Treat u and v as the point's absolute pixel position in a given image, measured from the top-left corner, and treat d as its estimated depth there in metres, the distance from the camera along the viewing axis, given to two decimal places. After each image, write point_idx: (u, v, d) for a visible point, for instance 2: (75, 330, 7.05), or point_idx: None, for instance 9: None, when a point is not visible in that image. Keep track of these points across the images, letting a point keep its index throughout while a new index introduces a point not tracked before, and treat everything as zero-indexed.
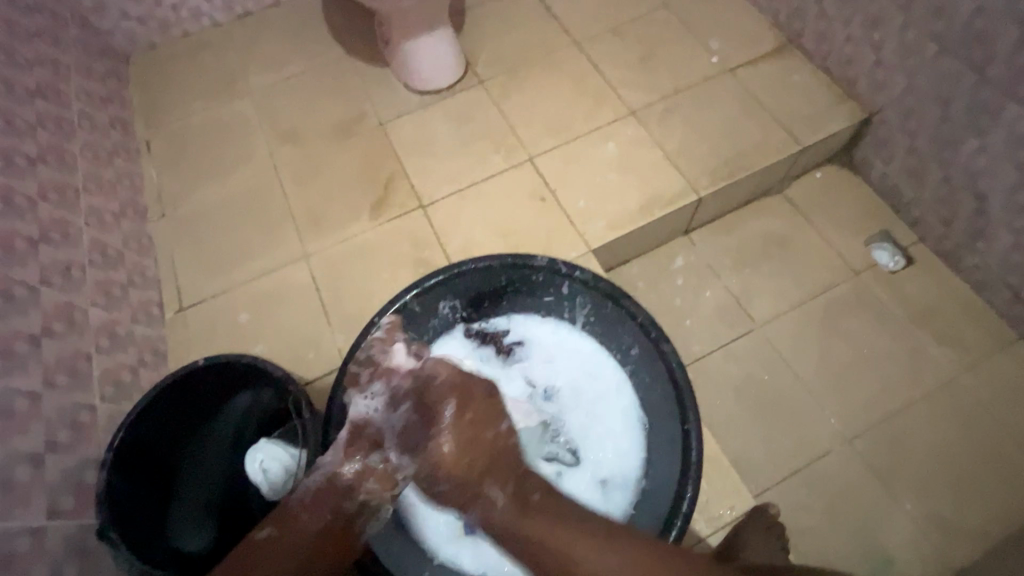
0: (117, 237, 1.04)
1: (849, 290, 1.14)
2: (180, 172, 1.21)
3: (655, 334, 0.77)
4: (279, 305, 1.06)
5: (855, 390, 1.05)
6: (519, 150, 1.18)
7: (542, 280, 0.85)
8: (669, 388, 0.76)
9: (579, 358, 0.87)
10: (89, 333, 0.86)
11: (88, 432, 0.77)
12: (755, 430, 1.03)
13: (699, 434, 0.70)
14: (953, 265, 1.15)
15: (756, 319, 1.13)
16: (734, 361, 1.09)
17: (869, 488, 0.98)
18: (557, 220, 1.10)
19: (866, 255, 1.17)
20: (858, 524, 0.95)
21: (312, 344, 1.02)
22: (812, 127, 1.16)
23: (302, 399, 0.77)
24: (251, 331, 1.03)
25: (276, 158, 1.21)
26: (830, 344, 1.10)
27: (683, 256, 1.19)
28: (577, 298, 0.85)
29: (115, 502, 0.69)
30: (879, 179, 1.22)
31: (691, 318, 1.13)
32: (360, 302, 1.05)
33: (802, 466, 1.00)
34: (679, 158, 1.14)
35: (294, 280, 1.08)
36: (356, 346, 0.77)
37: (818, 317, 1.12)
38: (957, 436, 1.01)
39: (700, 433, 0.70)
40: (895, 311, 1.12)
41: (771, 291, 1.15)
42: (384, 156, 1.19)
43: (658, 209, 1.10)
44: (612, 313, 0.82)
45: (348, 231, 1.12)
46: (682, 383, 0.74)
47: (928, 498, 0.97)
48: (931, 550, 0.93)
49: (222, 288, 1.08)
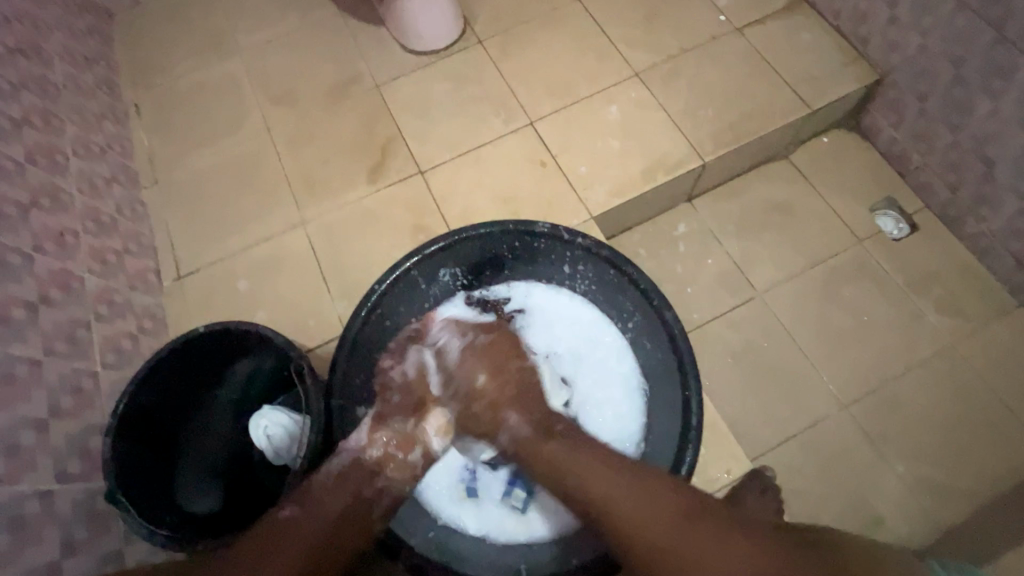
0: (110, 203, 1.02)
1: (850, 257, 1.14)
2: (171, 137, 1.17)
3: (657, 300, 0.75)
4: (277, 272, 1.05)
5: (854, 356, 1.06)
6: (519, 114, 1.14)
7: (544, 246, 0.83)
8: (671, 354, 0.75)
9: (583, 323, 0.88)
10: (87, 301, 0.85)
11: (90, 398, 0.77)
12: (754, 397, 1.04)
13: (700, 401, 0.70)
14: (956, 232, 1.14)
15: (756, 286, 1.12)
16: (734, 328, 1.09)
17: (865, 451, 0.99)
18: (559, 186, 1.07)
19: (870, 222, 1.16)
20: (852, 485, 0.97)
21: (312, 310, 1.01)
22: (821, 89, 1.13)
23: (304, 365, 0.75)
24: (250, 298, 1.03)
25: (269, 122, 1.17)
26: (830, 311, 1.10)
27: (685, 223, 1.18)
28: (579, 265, 0.83)
29: (123, 466, 0.69)
30: (887, 144, 1.19)
31: (691, 286, 1.13)
32: (359, 269, 1.04)
33: (798, 430, 1.01)
34: (684, 122, 1.11)
35: (293, 247, 1.07)
36: (357, 314, 0.76)
37: (819, 284, 1.12)
38: (952, 400, 1.02)
39: (700, 398, 0.70)
40: (896, 278, 1.12)
41: (772, 258, 1.14)
42: (380, 119, 1.16)
43: (661, 175, 1.08)
44: (614, 280, 0.80)
45: (346, 197, 1.10)
46: (684, 353, 0.73)
47: (920, 462, 0.98)
48: (920, 511, 0.95)
49: (218, 255, 1.07)
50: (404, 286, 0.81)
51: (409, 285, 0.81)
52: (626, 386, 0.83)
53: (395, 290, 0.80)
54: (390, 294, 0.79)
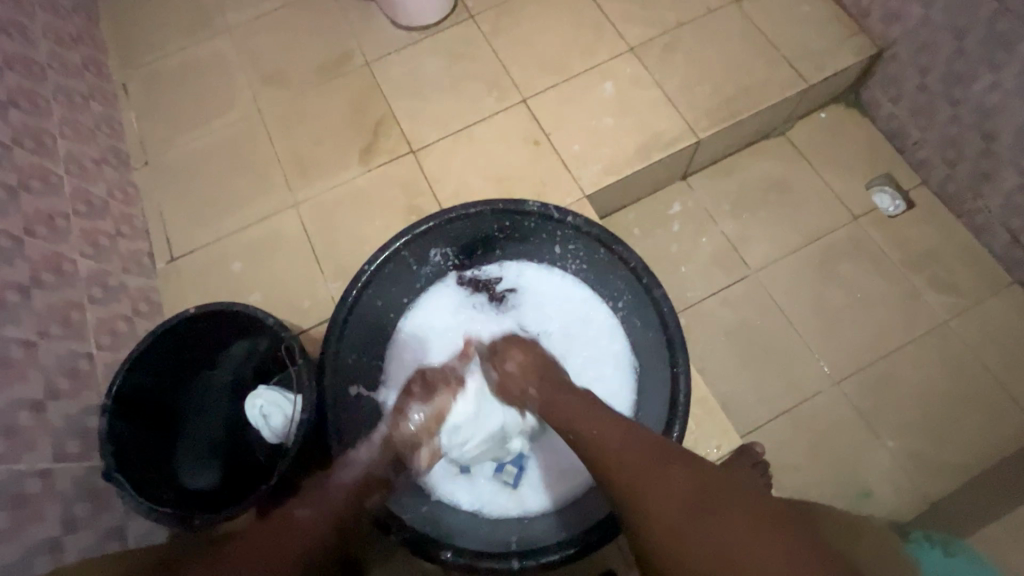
0: (101, 186, 1.01)
1: (846, 235, 1.13)
2: (161, 118, 1.16)
3: (647, 279, 0.75)
4: (271, 254, 1.05)
5: (848, 334, 1.07)
6: (513, 91, 1.13)
7: (535, 226, 0.83)
8: (659, 332, 0.75)
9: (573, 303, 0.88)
10: (81, 283, 0.85)
11: (87, 380, 0.78)
12: (746, 374, 1.05)
13: (688, 378, 0.70)
14: (953, 209, 1.13)
15: (751, 265, 1.12)
16: (728, 307, 1.09)
17: (855, 427, 1.00)
18: (552, 165, 1.07)
19: (866, 199, 1.15)
20: (841, 460, 0.98)
21: (306, 292, 1.02)
22: (820, 63, 1.11)
23: (295, 346, 0.76)
24: (244, 280, 1.03)
25: (260, 102, 1.16)
26: (824, 289, 1.10)
27: (680, 202, 1.17)
28: (570, 244, 0.83)
29: (120, 444, 0.71)
30: (886, 120, 1.17)
31: (686, 265, 1.13)
32: (352, 250, 1.04)
33: (789, 407, 1.02)
34: (679, 99, 1.10)
35: (286, 229, 1.06)
36: (347, 294, 0.75)
37: (814, 262, 1.12)
38: (944, 376, 1.03)
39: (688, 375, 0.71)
40: (891, 256, 1.11)
41: (767, 236, 1.14)
42: (372, 97, 1.14)
43: (655, 152, 1.07)
44: (605, 259, 0.80)
45: (338, 177, 1.09)
46: (673, 330, 0.73)
47: (909, 437, 0.99)
48: (908, 485, 0.97)
49: (212, 238, 1.07)
50: (395, 266, 0.81)
51: (400, 265, 0.81)
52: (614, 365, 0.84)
53: (385, 270, 0.80)
54: (381, 274, 0.79)
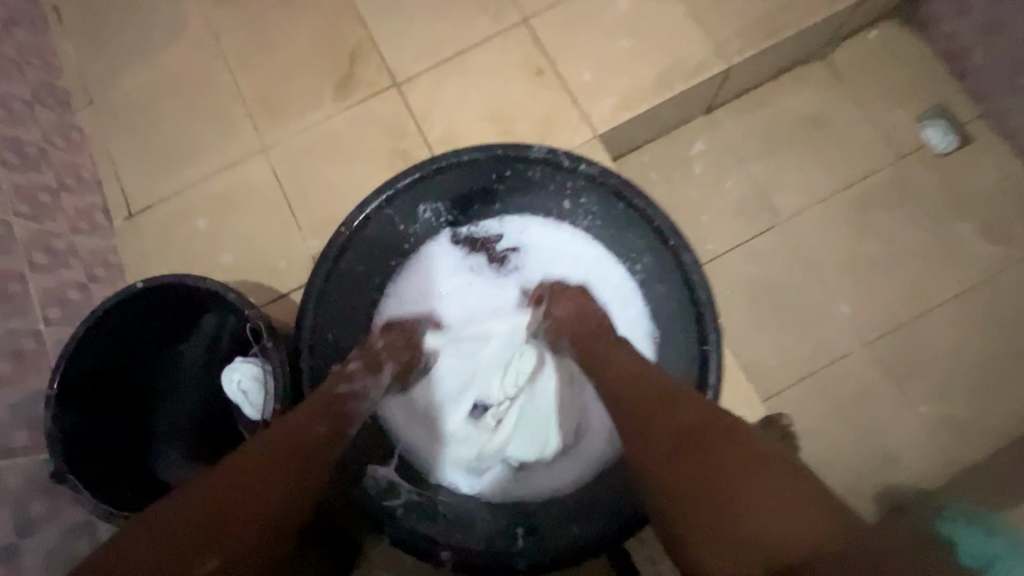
0: (34, 130, 0.87)
1: (888, 177, 1.00)
2: (100, 47, 0.99)
3: (673, 242, 0.66)
4: (239, 208, 0.93)
5: (884, 288, 0.97)
6: (511, 9, 0.95)
7: (539, 177, 0.72)
8: (684, 301, 0.67)
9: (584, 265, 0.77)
10: (17, 248, 0.74)
11: (34, 361, 0.69)
12: (771, 334, 0.96)
13: (719, 357, 0.63)
14: (1013, 145, 0.99)
15: (780, 212, 1.00)
16: (752, 260, 0.99)
17: (885, 390, 0.93)
18: (558, 98, 0.92)
19: (914, 135, 1.02)
20: (868, 426, 0.91)
21: (282, 251, 0.91)
22: None
23: (262, 326, 0.65)
24: (211, 239, 0.92)
25: (214, 26, 0.99)
26: (860, 239, 0.99)
27: (703, 140, 1.03)
28: (581, 198, 0.73)
29: (75, 441, 0.63)
30: (945, 39, 1.01)
31: (707, 214, 1.01)
32: (331, 203, 0.92)
33: (815, 370, 0.94)
34: (708, 15, 0.93)
35: (255, 178, 0.94)
36: (323, 261, 0.66)
37: (850, 209, 1.00)
38: (986, 334, 0.94)
39: (720, 354, 0.63)
40: (938, 200, 0.99)
41: (800, 179, 1.01)
42: (345, 19, 0.97)
43: (678, 81, 0.92)
44: (620, 215, 0.70)
45: (311, 117, 0.95)
46: (701, 298, 0.64)
47: (944, 400, 0.92)
48: (939, 451, 0.90)
49: (172, 190, 0.94)
50: (378, 226, 0.70)
51: (385, 224, 0.71)
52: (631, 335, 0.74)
53: (368, 231, 0.70)
54: (363, 237, 0.69)
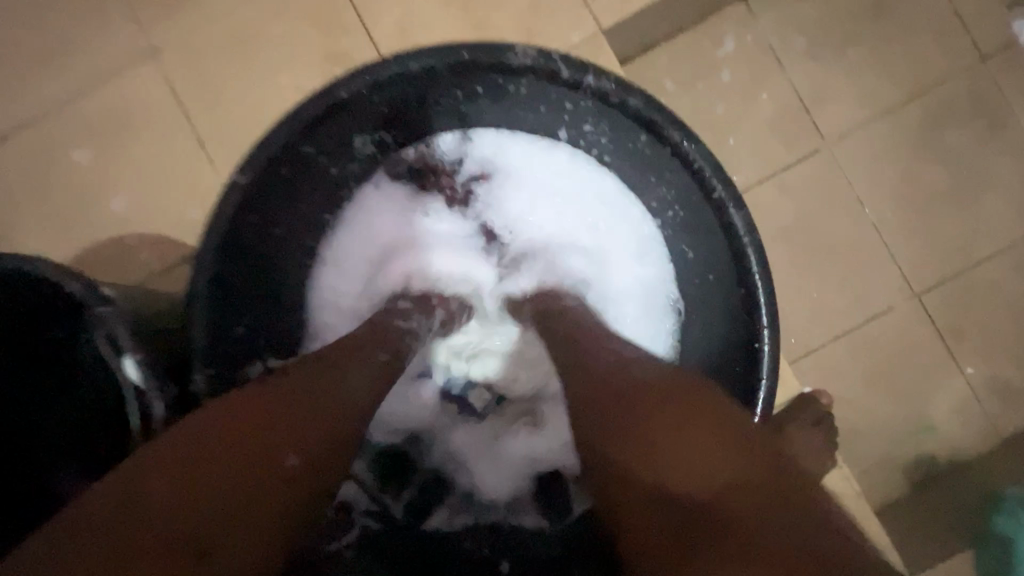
0: None
1: (962, 85, 0.80)
2: None
3: (720, 190, 0.48)
4: (126, 136, 0.70)
5: (941, 228, 0.80)
6: None
7: (529, 90, 0.52)
8: (730, 274, 0.51)
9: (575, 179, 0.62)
10: None
11: None
12: (803, 285, 0.80)
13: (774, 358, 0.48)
14: None
15: (825, 132, 0.80)
16: (787, 194, 0.80)
17: (929, 349, 0.79)
18: None
19: (1001, 28, 0.80)
20: (908, 389, 0.79)
21: (189, 195, 0.69)
22: None
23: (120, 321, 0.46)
24: (95, 179, 0.70)
25: None
26: (920, 165, 0.80)
27: (735, 37, 0.80)
28: (587, 121, 0.54)
29: None
30: None
31: (736, 135, 0.80)
32: (249, 129, 0.69)
33: (852, 328, 0.80)
34: None
35: (143, 93, 0.70)
36: (213, 226, 0.45)
37: (912, 127, 0.80)
38: None
39: (775, 353, 0.48)
40: (1018, 115, 0.80)
41: (854, 88, 0.80)
42: None
43: None
44: (647, 150, 0.52)
45: (214, 5, 0.69)
46: (752, 270, 0.48)
47: (997, 361, 0.79)
48: (986, 416, 0.79)
49: (31, 110, 0.70)
50: (295, 166, 0.50)
51: (303, 163, 0.51)
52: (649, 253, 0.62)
53: (282, 174, 0.49)
54: (273, 183, 0.49)
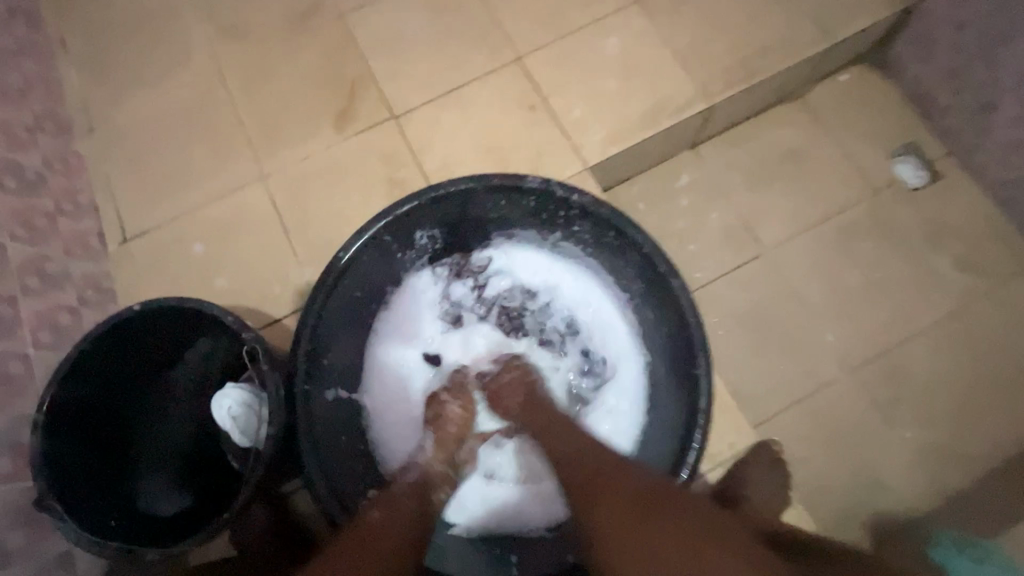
0: (34, 156, 0.88)
1: (866, 209, 1.05)
2: (104, 77, 1.02)
3: (664, 270, 0.66)
4: (234, 235, 0.94)
5: (866, 316, 1.00)
6: (505, 48, 1.00)
7: (536, 204, 0.73)
8: (679, 343, 0.67)
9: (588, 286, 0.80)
10: (9, 269, 0.74)
11: (22, 385, 0.68)
12: (759, 361, 0.98)
13: (708, 414, 0.62)
14: (980, 180, 1.05)
15: (764, 242, 1.04)
16: (738, 288, 1.02)
17: (871, 416, 0.94)
18: (550, 131, 0.96)
19: (889, 170, 1.07)
20: (857, 452, 0.93)
21: (276, 277, 0.91)
22: (847, 18, 1.00)
23: (258, 348, 0.64)
24: (206, 265, 0.92)
25: (218, 60, 1.02)
26: (841, 268, 1.02)
27: (689, 173, 1.07)
28: (574, 224, 0.73)
29: (58, 470, 0.61)
30: (913, 83, 1.08)
31: (694, 243, 1.04)
32: (327, 230, 0.93)
33: (803, 398, 0.96)
34: (690, 56, 0.99)
35: (250, 205, 0.95)
36: (320, 285, 0.65)
37: (831, 239, 1.04)
38: (966, 361, 0.97)
39: (711, 408, 0.62)
40: (913, 232, 1.04)
41: (782, 210, 1.05)
42: (345, 56, 1.01)
43: (664, 118, 0.96)
44: (614, 245, 0.71)
45: (310, 147, 0.97)
46: (697, 341, 0.64)
47: (930, 427, 0.93)
48: (928, 477, 0.91)
49: (167, 216, 0.95)
50: (373, 252, 0.70)
51: (379, 250, 0.71)
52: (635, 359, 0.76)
53: (365, 256, 0.70)
54: (357, 262, 0.69)
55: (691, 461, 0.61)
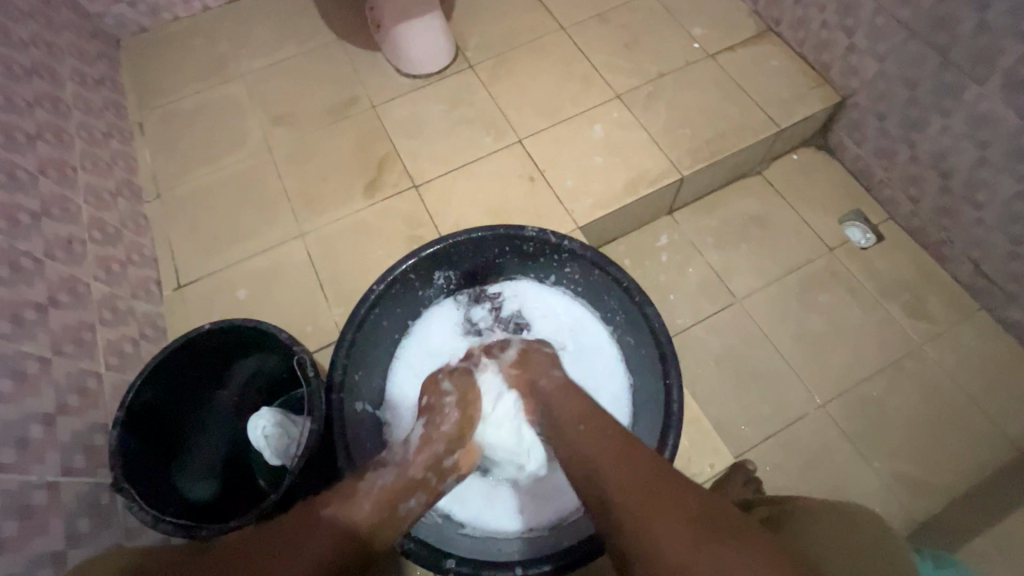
0: (114, 216, 1.05)
1: (823, 265, 1.21)
2: (174, 154, 1.22)
3: (639, 299, 0.79)
4: (276, 282, 1.09)
5: (829, 358, 1.12)
6: (509, 132, 1.21)
7: (535, 249, 0.87)
8: (656, 362, 0.79)
9: (590, 358, 0.89)
10: (92, 305, 0.88)
11: (95, 398, 0.79)
12: (737, 397, 1.09)
13: (680, 419, 0.72)
14: (919, 241, 1.21)
15: (735, 293, 1.18)
16: (715, 332, 1.15)
17: (840, 448, 1.04)
18: (547, 198, 1.14)
19: (840, 232, 1.24)
20: (831, 481, 1.02)
21: (310, 318, 1.05)
22: (790, 111, 1.22)
23: (307, 359, 0.76)
24: (249, 307, 1.06)
25: (270, 140, 1.23)
26: (805, 315, 1.16)
27: (667, 234, 1.24)
28: (567, 266, 0.88)
29: (130, 459, 0.70)
30: (853, 161, 1.28)
31: (674, 293, 1.18)
32: (356, 278, 1.08)
33: (778, 430, 1.06)
34: (662, 139, 1.19)
35: (290, 257, 1.11)
36: (357, 309, 0.79)
37: (794, 290, 1.18)
38: (922, 398, 1.08)
39: (681, 416, 0.72)
40: (865, 284, 1.18)
41: (749, 266, 1.21)
42: (376, 138, 1.22)
43: (642, 188, 1.15)
44: (600, 282, 0.85)
45: (344, 210, 1.15)
46: (669, 360, 0.76)
47: (894, 457, 1.04)
48: (897, 503, 1.00)
49: (219, 266, 1.10)
50: (401, 286, 0.85)
51: (406, 284, 0.85)
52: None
53: (394, 288, 0.84)
54: (388, 293, 0.83)
55: (666, 458, 0.72)
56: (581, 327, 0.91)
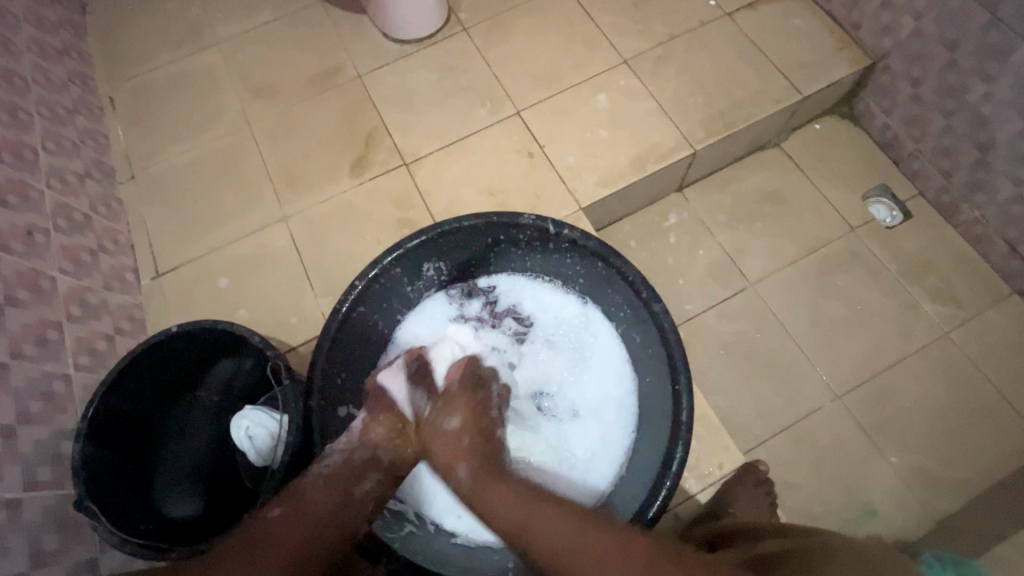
0: (83, 201, 0.98)
1: (844, 246, 1.12)
2: (147, 130, 1.14)
3: (646, 294, 0.73)
4: (258, 269, 1.02)
5: (848, 347, 1.05)
6: (505, 104, 1.12)
7: (530, 238, 0.80)
8: (663, 362, 0.72)
9: (595, 363, 0.83)
10: (58, 300, 0.82)
11: (63, 403, 0.75)
12: (748, 388, 1.03)
13: (689, 428, 0.67)
14: (949, 220, 1.12)
15: (749, 277, 1.11)
16: (726, 319, 1.08)
17: (857, 442, 0.99)
18: (547, 176, 1.05)
19: (863, 210, 1.15)
20: (845, 476, 0.97)
21: (294, 308, 0.98)
22: (814, 76, 1.11)
23: (281, 364, 0.73)
24: (230, 297, 1.00)
25: (249, 115, 1.14)
26: (823, 301, 1.08)
27: (676, 213, 1.16)
28: (567, 256, 0.81)
29: (94, 472, 0.67)
30: (880, 131, 1.17)
31: (683, 277, 1.11)
32: (342, 265, 1.01)
33: (791, 424, 1.00)
34: (673, 109, 1.09)
35: (273, 242, 1.04)
36: (337, 310, 0.73)
37: (811, 274, 1.10)
38: (945, 388, 1.02)
39: (689, 425, 0.67)
40: (888, 267, 1.10)
41: (764, 248, 1.13)
42: (363, 111, 1.13)
43: (650, 164, 1.06)
44: (603, 274, 0.78)
45: (328, 191, 1.07)
46: (677, 362, 0.69)
47: (914, 452, 0.98)
48: (913, 499, 0.96)
49: (198, 253, 1.03)
50: (385, 281, 0.78)
51: (390, 279, 0.79)
52: (603, 449, 0.78)
53: (377, 284, 0.78)
54: (371, 290, 0.77)
55: (673, 472, 0.66)
56: (580, 322, 0.85)
